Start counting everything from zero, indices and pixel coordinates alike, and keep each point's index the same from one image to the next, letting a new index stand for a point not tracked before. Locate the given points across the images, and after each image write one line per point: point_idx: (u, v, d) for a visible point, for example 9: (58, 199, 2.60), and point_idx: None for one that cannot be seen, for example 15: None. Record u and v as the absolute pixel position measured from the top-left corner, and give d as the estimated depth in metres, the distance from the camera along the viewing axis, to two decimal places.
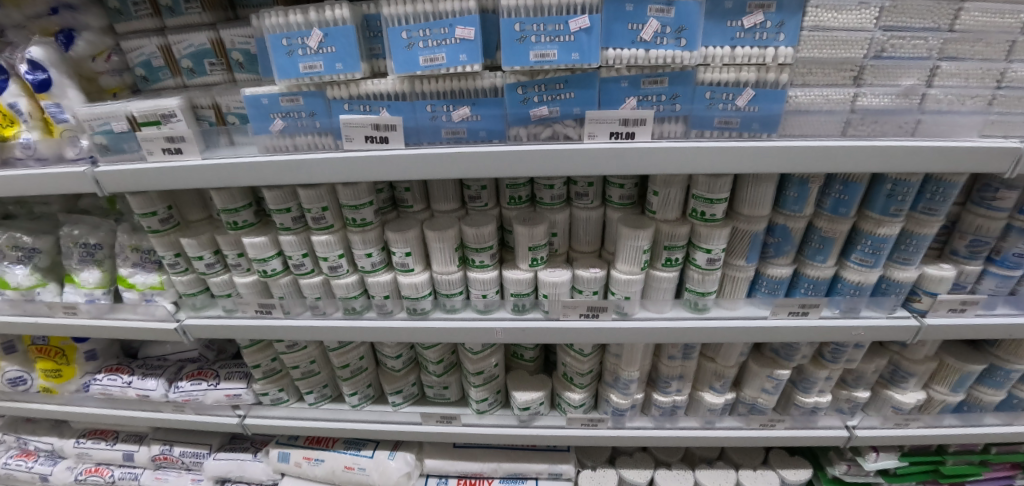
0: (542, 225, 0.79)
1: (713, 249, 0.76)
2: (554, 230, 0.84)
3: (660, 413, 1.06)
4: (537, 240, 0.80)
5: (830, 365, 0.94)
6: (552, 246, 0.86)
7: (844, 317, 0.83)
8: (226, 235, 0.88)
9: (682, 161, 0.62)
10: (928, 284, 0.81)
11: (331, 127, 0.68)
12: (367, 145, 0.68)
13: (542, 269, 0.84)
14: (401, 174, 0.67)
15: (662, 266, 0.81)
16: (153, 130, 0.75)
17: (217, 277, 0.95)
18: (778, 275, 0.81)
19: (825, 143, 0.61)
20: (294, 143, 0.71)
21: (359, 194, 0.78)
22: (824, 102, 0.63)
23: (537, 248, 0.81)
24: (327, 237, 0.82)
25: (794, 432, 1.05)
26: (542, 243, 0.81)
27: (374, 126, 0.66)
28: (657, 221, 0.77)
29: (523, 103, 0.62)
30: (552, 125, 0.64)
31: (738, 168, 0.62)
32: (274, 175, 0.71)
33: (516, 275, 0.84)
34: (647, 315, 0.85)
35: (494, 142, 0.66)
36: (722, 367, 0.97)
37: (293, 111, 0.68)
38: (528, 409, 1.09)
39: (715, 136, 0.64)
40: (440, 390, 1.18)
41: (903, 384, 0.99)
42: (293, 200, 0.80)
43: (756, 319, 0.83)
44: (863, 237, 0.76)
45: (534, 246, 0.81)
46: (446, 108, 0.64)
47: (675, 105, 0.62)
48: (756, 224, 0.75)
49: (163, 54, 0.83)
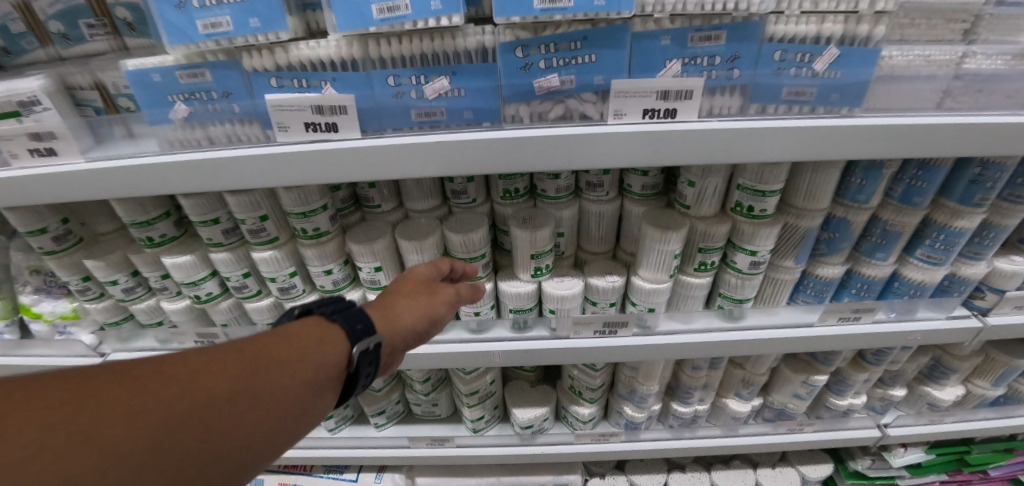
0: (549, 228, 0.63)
1: (760, 251, 0.61)
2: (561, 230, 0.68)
3: (679, 423, 0.95)
4: (542, 246, 0.64)
5: (872, 367, 0.84)
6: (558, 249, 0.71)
7: (899, 321, 0.72)
8: (144, 254, 0.69)
9: (739, 145, 0.47)
10: (996, 280, 0.70)
11: (255, 111, 0.49)
12: (309, 135, 0.49)
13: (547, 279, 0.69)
14: (360, 174, 0.49)
15: (694, 271, 0.66)
16: (9, 124, 0.54)
17: (140, 302, 0.77)
18: (829, 276, 0.68)
19: (921, 121, 0.47)
20: (209, 136, 0.52)
21: (308, 197, 0.60)
22: (925, 65, 0.47)
23: (542, 257, 0.65)
24: (273, 253, 0.64)
25: (824, 434, 0.95)
26: (548, 249, 0.65)
27: (316, 108, 0.47)
28: (690, 218, 0.62)
29: (525, 70, 0.44)
30: (564, 100, 0.46)
31: (806, 156, 0.48)
32: (186, 179, 0.52)
33: (517, 289, 0.69)
34: (672, 328, 0.71)
35: (485, 126, 0.48)
36: (751, 374, 0.85)
37: (199, 91, 0.48)
38: (530, 427, 0.96)
39: (781, 112, 0.48)
40: (429, 408, 1.03)
41: (942, 380, 0.90)
42: (222, 207, 0.61)
43: (800, 328, 0.70)
44: (934, 230, 0.63)
45: (540, 254, 0.65)
46: (415, 79, 0.45)
47: (733, 71, 0.45)
48: (814, 218, 0.60)
49: (23, 15, 0.61)
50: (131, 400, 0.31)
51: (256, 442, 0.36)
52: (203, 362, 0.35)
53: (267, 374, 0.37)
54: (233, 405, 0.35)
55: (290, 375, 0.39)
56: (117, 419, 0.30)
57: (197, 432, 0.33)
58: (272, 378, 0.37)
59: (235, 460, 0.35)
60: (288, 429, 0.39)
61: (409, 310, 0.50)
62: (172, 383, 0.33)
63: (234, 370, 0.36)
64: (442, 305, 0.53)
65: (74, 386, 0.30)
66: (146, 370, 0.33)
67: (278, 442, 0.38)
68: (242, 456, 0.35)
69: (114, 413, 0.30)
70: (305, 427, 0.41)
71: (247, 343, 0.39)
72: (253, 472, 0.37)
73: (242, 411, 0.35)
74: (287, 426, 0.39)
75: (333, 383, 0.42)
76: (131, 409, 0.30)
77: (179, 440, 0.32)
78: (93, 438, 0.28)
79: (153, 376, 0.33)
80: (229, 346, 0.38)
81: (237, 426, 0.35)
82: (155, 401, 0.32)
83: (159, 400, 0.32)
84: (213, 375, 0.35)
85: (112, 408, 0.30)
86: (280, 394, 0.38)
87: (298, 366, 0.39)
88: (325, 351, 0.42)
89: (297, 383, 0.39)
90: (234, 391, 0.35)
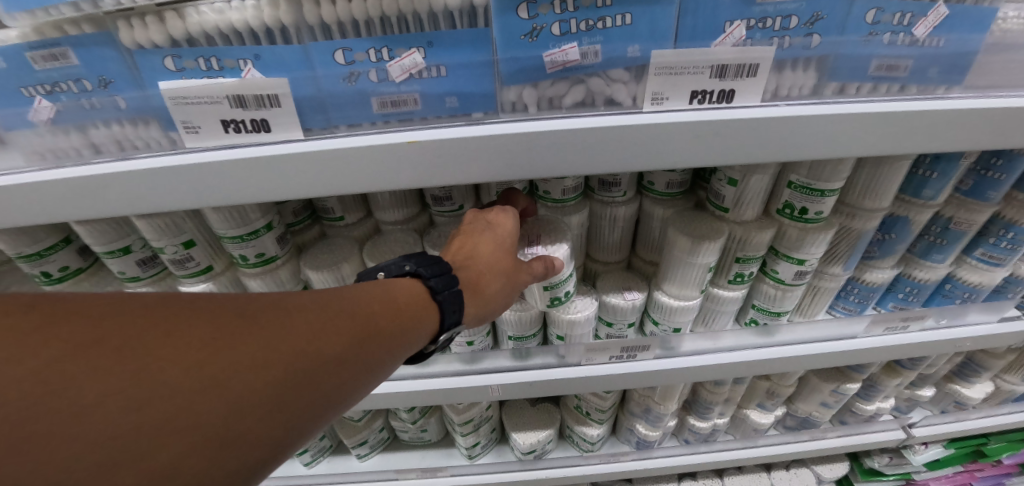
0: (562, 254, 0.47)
1: (809, 260, 0.51)
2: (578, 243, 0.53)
3: (695, 438, 0.87)
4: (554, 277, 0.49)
5: (906, 372, 0.76)
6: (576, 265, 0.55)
7: (949, 327, 0.63)
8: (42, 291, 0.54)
9: (810, 138, 0.36)
10: None
11: (150, 106, 0.34)
12: (230, 138, 0.35)
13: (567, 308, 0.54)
14: (310, 188, 0.36)
15: (728, 283, 0.56)
16: None
17: None
18: (877, 282, 0.58)
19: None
20: (91, 143, 0.37)
21: (246, 215, 0.46)
22: None
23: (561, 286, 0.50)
24: (207, 286, 0.51)
25: (848, 440, 0.88)
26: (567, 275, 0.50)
27: (235, 99, 0.33)
28: (726, 222, 0.51)
29: (531, 39, 0.31)
30: (584, 80, 0.34)
31: (888, 147, 0.37)
32: (67, 201, 0.38)
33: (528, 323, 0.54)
34: (700, 349, 0.60)
35: (475, 117, 0.36)
36: (777, 386, 0.77)
37: (65, 80, 0.34)
38: (532, 451, 0.86)
39: (862, 92, 0.37)
40: (417, 434, 0.93)
41: (972, 378, 0.84)
42: (133, 232, 0.47)
43: (843, 340, 0.61)
44: (1002, 227, 0.54)
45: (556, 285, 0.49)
46: (374, 55, 0.32)
47: (811, 37, 0.33)
48: (875, 218, 0.50)
49: None
50: (253, 355, 0.25)
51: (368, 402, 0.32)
52: (326, 315, 0.30)
53: (388, 339, 0.32)
54: (353, 370, 0.30)
55: (408, 342, 0.33)
56: (240, 375, 0.25)
57: (318, 397, 0.28)
58: (394, 342, 0.32)
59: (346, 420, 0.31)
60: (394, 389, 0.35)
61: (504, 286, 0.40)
62: (293, 340, 0.27)
63: (359, 330, 0.30)
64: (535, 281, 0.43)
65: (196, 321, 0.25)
66: (268, 318, 0.27)
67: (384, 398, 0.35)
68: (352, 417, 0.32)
69: (242, 369, 0.25)
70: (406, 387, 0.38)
71: (365, 297, 0.32)
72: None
73: (363, 376, 0.30)
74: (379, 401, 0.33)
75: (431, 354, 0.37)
76: (253, 366, 0.25)
77: (303, 406, 0.27)
78: (213, 395, 0.23)
79: (277, 325, 0.27)
80: (345, 298, 0.32)
81: (356, 391, 0.30)
82: (279, 357, 0.26)
83: (278, 357, 0.26)
84: (338, 331, 0.29)
85: (234, 364, 0.25)
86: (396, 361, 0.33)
87: (415, 331, 0.34)
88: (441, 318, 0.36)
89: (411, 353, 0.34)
90: (362, 352, 0.30)
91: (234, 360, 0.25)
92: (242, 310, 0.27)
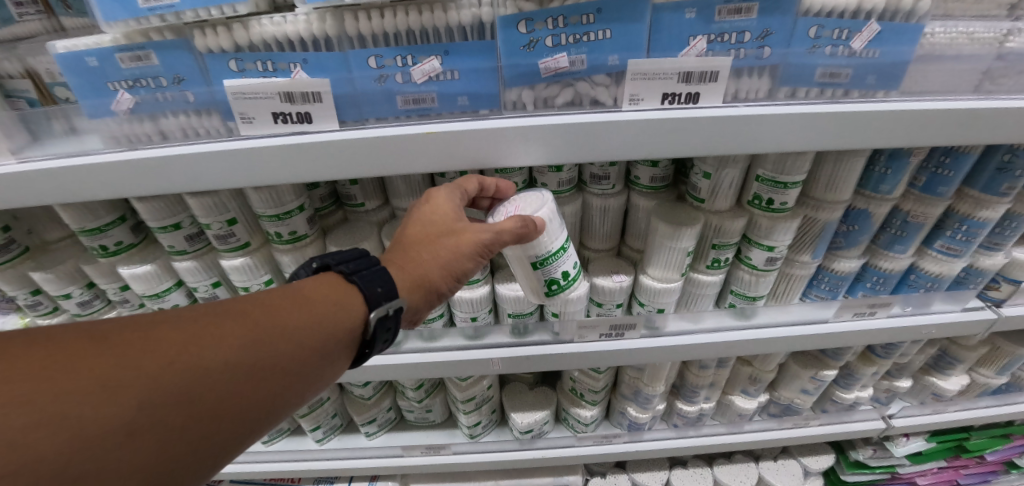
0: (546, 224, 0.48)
1: (777, 246, 0.57)
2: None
3: (683, 422, 0.92)
4: (545, 250, 0.49)
5: (881, 360, 0.81)
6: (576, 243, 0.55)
7: (914, 314, 0.69)
8: (98, 263, 0.61)
9: (766, 134, 0.42)
10: (1012, 271, 0.67)
11: (214, 99, 0.42)
12: (279, 128, 0.42)
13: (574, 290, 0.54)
14: (341, 171, 0.43)
15: (706, 269, 0.62)
16: None
17: (100, 315, 0.69)
18: (845, 271, 0.64)
19: (960, 105, 0.43)
20: (161, 130, 0.44)
21: (281, 197, 0.53)
22: (968, 43, 0.43)
23: (554, 262, 0.50)
24: (244, 261, 0.58)
25: (830, 428, 0.93)
26: (557, 250, 0.49)
27: (285, 96, 0.40)
28: (703, 212, 0.57)
29: (529, 49, 0.38)
30: (573, 84, 0.41)
31: (837, 143, 0.43)
32: (138, 180, 0.45)
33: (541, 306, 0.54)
34: (682, 328, 0.67)
35: (482, 113, 0.43)
36: (759, 371, 0.82)
37: (146, 77, 0.41)
38: (530, 431, 0.92)
39: (812, 96, 0.43)
40: (422, 414, 0.99)
41: (947, 370, 0.88)
42: (183, 210, 0.54)
43: (815, 324, 0.67)
44: (956, 221, 0.60)
45: (547, 261, 0.49)
46: (401, 61, 0.39)
47: (763, 49, 0.39)
48: (836, 210, 0.56)
49: None
50: (144, 363, 0.30)
51: (283, 402, 0.37)
52: (218, 321, 0.34)
53: (284, 336, 0.36)
54: (291, 379, 0.37)
55: (312, 336, 0.38)
56: (190, 394, 0.31)
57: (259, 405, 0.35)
58: (293, 338, 0.37)
59: (262, 420, 0.36)
60: (312, 388, 0.39)
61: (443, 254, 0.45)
62: (184, 345, 0.32)
63: (254, 331, 0.35)
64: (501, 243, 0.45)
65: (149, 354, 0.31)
66: (162, 329, 0.32)
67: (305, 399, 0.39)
68: (268, 418, 0.36)
69: (192, 390, 0.31)
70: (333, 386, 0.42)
71: (261, 301, 0.37)
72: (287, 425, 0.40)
73: (298, 381, 0.37)
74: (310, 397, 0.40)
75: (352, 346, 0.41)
76: (141, 372, 0.30)
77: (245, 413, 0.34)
78: (104, 401, 0.28)
79: (167, 336, 0.32)
80: (284, 315, 0.37)
81: (258, 389, 0.35)
82: (222, 375, 0.33)
83: (171, 363, 0.31)
84: (230, 335, 0.34)
85: (126, 372, 0.29)
86: (302, 357, 0.37)
87: (320, 324, 0.38)
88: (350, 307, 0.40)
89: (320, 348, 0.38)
90: (302, 365, 0.37)
91: (126, 368, 0.29)
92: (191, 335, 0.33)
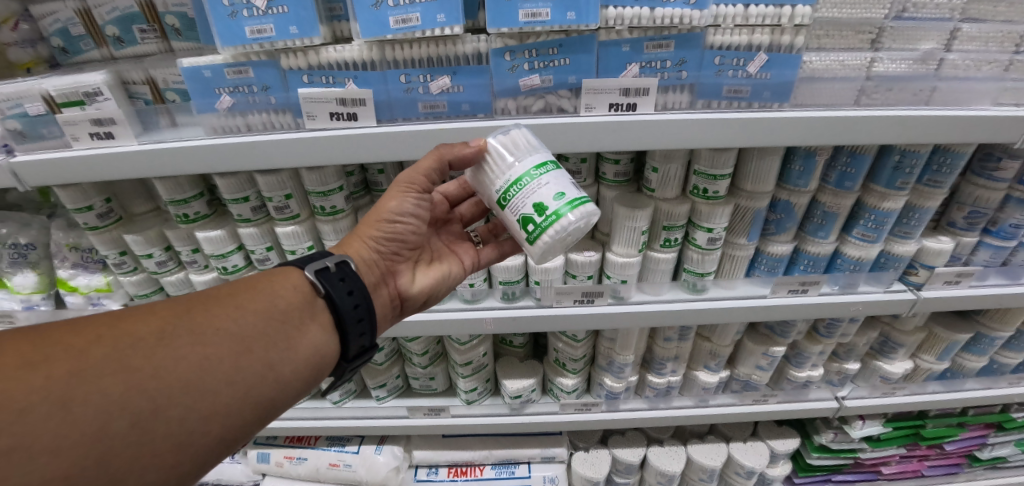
0: (501, 155, 0.51)
1: (715, 228, 0.72)
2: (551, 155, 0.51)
3: (655, 394, 1.05)
4: (502, 184, 0.51)
5: (825, 340, 0.94)
6: (571, 182, 0.51)
7: (843, 293, 0.81)
8: (178, 229, 0.78)
9: (689, 134, 0.57)
10: (926, 258, 0.79)
11: (289, 102, 0.59)
12: (333, 123, 0.59)
13: (564, 228, 0.48)
14: (374, 156, 0.59)
15: (661, 247, 0.76)
16: (76, 112, 0.63)
17: (171, 275, 0.85)
18: (778, 253, 0.78)
19: (841, 115, 0.56)
20: (246, 123, 0.61)
21: (326, 178, 0.69)
22: (840, 68, 0.57)
23: (517, 196, 0.50)
24: (294, 228, 0.74)
25: (787, 405, 1.05)
26: (515, 182, 0.50)
27: (340, 100, 0.57)
28: (655, 200, 0.72)
29: (512, 71, 0.55)
30: (545, 96, 0.57)
31: (747, 142, 0.57)
32: (224, 160, 0.61)
33: (536, 254, 0.51)
34: (643, 298, 0.81)
35: (479, 117, 0.59)
36: (718, 346, 0.95)
37: (243, 85, 0.58)
38: (519, 397, 1.05)
39: (723, 107, 0.58)
40: (426, 382, 1.11)
41: (892, 353, 0.99)
42: (251, 187, 0.71)
43: (755, 299, 0.80)
44: (866, 212, 0.73)
45: (510, 196, 0.50)
46: (423, 78, 0.56)
47: (681, 72, 0.55)
48: (760, 199, 0.70)
49: (84, 19, 0.70)
50: (84, 341, 0.39)
51: (224, 372, 0.43)
52: (152, 309, 0.44)
53: (213, 313, 0.46)
54: (252, 352, 0.46)
55: (246, 311, 0.48)
56: (156, 359, 0.40)
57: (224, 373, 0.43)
58: (222, 312, 0.46)
59: (206, 391, 0.42)
60: (255, 360, 0.46)
61: (373, 214, 0.61)
62: (118, 325, 0.41)
63: (185, 312, 0.45)
64: (423, 175, 0.57)
65: (122, 334, 0.40)
66: (102, 318, 0.42)
67: (252, 374, 0.45)
68: (212, 391, 0.42)
69: (161, 356, 0.40)
70: (282, 364, 0.48)
71: (209, 296, 0.48)
72: (242, 409, 0.45)
73: (259, 355, 0.47)
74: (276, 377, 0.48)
75: (285, 317, 0.50)
76: (82, 347, 0.38)
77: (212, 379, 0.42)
78: (45, 368, 0.36)
79: (107, 322, 0.41)
80: (241, 305, 0.48)
81: (193, 354, 0.42)
82: (186, 344, 0.42)
83: (121, 338, 0.40)
84: (160, 316, 0.44)
85: (70, 349, 0.38)
86: (234, 326, 0.46)
87: (247, 298, 0.49)
88: (276, 285, 0.52)
89: (251, 318, 0.48)
90: (258, 342, 0.47)
91: (70, 346, 0.38)
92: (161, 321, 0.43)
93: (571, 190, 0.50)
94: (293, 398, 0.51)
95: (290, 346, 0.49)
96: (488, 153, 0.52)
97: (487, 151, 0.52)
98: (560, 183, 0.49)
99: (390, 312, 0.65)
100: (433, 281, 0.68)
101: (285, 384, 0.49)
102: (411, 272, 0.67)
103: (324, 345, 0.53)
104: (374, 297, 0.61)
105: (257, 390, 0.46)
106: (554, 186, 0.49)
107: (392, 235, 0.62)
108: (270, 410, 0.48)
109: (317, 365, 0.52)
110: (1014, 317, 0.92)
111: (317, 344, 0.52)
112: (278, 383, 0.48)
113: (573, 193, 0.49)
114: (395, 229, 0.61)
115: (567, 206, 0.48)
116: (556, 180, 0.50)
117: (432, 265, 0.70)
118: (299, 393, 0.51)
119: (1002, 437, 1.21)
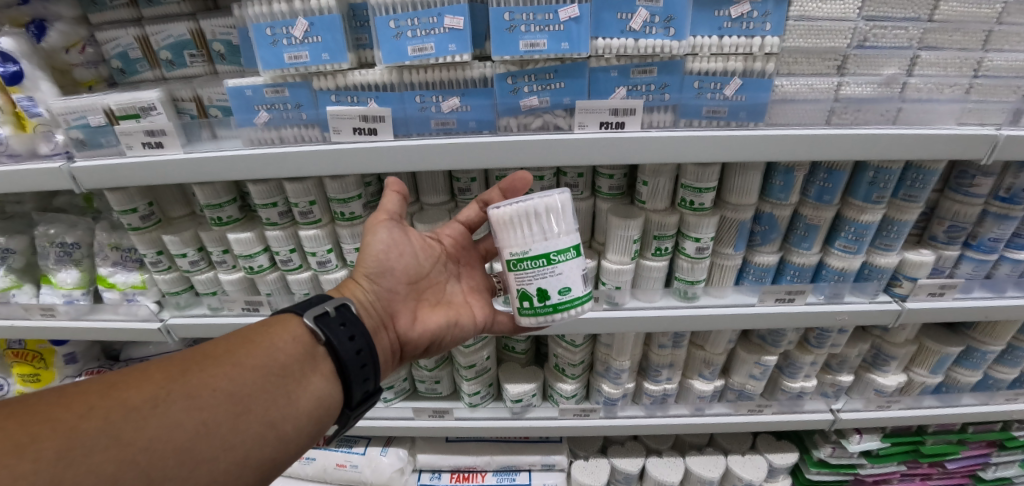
0: (540, 215, 0.52)
1: (702, 238, 0.77)
2: (574, 243, 0.53)
3: (651, 401, 1.08)
4: (513, 251, 0.53)
5: (816, 350, 0.97)
6: (582, 273, 0.55)
7: (829, 303, 0.85)
8: (210, 231, 0.86)
9: (674, 149, 0.62)
10: (908, 269, 0.83)
11: (318, 118, 0.67)
12: (355, 138, 0.66)
13: (553, 317, 0.55)
14: (390, 165, 0.66)
15: (652, 256, 0.82)
16: (131, 123, 0.71)
17: (201, 274, 0.93)
18: (765, 263, 0.83)
19: (814, 133, 0.62)
20: (280, 136, 0.69)
21: (347, 187, 0.77)
22: (810, 91, 0.63)
23: (528, 271, 0.53)
24: (316, 232, 0.81)
25: (782, 416, 1.07)
26: (532, 259, 0.52)
27: (362, 117, 0.64)
28: (646, 211, 0.78)
29: (514, 93, 0.62)
30: (542, 115, 0.65)
31: (729, 156, 0.63)
32: (258, 168, 0.68)
33: (518, 320, 0.57)
34: (638, 304, 0.85)
35: (484, 133, 0.66)
36: (711, 355, 1.00)
37: (279, 103, 0.66)
38: (520, 401, 1.09)
39: (703, 125, 0.65)
40: (432, 385, 1.14)
41: (885, 366, 1.01)
42: (279, 194, 0.79)
43: (745, 306, 0.84)
44: (847, 224, 0.78)
45: (522, 266, 0.53)
46: (436, 98, 0.64)
47: (664, 95, 0.63)
48: (743, 212, 0.76)
49: (141, 45, 0.80)
50: (75, 415, 0.39)
51: (221, 437, 0.43)
52: (145, 373, 0.44)
53: (210, 374, 0.46)
54: (248, 414, 0.46)
55: (245, 367, 0.48)
56: (150, 430, 0.40)
57: (221, 439, 0.43)
58: (220, 371, 0.47)
59: (204, 459, 0.42)
60: (255, 420, 0.46)
61: (364, 251, 0.65)
62: (109, 396, 0.41)
63: (181, 375, 0.45)
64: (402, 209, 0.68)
65: (113, 406, 0.40)
66: (95, 385, 0.42)
67: (251, 436, 0.46)
68: (210, 459, 0.42)
69: (154, 428, 0.40)
70: (282, 422, 0.48)
71: (206, 353, 0.48)
72: (241, 474, 0.45)
73: (257, 415, 0.47)
74: (276, 437, 0.48)
75: (286, 372, 0.50)
76: (73, 423, 0.38)
77: (208, 448, 0.43)
78: (31, 450, 0.36)
79: (98, 390, 0.41)
80: (239, 362, 0.48)
81: (190, 424, 0.42)
82: (180, 413, 0.42)
83: (113, 411, 0.40)
84: (153, 381, 0.43)
85: (58, 426, 0.38)
86: (233, 386, 0.46)
87: (246, 354, 0.49)
88: (275, 337, 0.52)
89: (251, 375, 0.48)
90: (256, 402, 0.47)
91: (61, 423, 0.38)
92: (152, 390, 0.43)
93: (578, 286, 0.54)
94: (294, 454, 0.51)
95: (291, 402, 0.49)
96: (519, 212, 0.52)
97: (520, 210, 0.52)
98: (571, 277, 0.54)
99: (393, 357, 0.67)
100: (435, 326, 0.70)
101: (287, 442, 0.49)
102: (413, 314, 0.69)
103: (328, 395, 0.53)
104: (374, 340, 0.64)
105: (257, 451, 0.46)
106: (564, 280, 0.53)
107: (386, 271, 0.66)
108: (272, 470, 0.48)
109: (321, 417, 0.52)
110: (1002, 331, 0.95)
111: (320, 395, 0.52)
112: (280, 441, 0.48)
113: (578, 290, 0.54)
114: (388, 269, 0.66)
115: (565, 303, 0.54)
116: (569, 272, 0.53)
117: (436, 309, 0.72)
118: (301, 450, 0.51)
119: (1004, 457, 1.20)
